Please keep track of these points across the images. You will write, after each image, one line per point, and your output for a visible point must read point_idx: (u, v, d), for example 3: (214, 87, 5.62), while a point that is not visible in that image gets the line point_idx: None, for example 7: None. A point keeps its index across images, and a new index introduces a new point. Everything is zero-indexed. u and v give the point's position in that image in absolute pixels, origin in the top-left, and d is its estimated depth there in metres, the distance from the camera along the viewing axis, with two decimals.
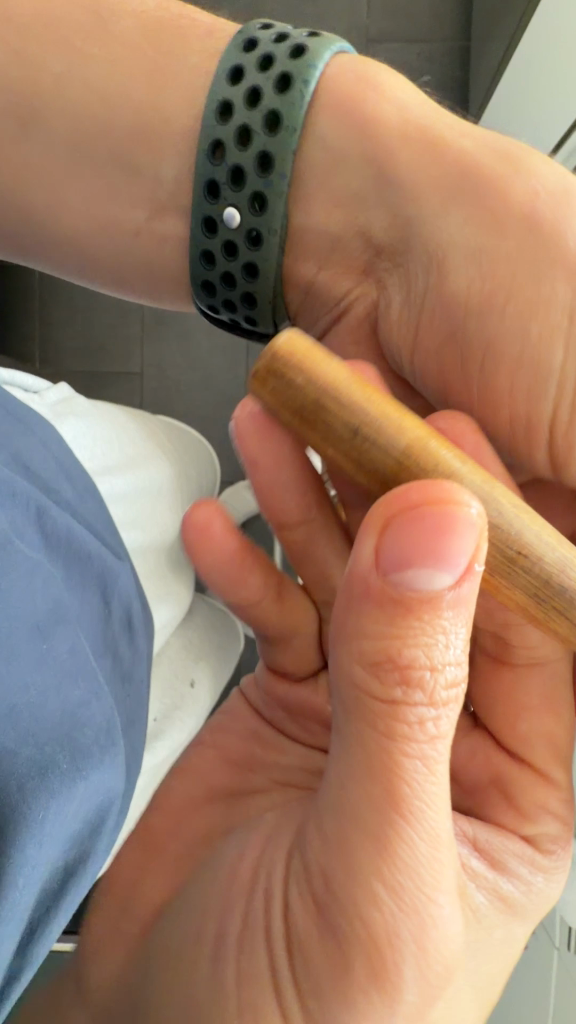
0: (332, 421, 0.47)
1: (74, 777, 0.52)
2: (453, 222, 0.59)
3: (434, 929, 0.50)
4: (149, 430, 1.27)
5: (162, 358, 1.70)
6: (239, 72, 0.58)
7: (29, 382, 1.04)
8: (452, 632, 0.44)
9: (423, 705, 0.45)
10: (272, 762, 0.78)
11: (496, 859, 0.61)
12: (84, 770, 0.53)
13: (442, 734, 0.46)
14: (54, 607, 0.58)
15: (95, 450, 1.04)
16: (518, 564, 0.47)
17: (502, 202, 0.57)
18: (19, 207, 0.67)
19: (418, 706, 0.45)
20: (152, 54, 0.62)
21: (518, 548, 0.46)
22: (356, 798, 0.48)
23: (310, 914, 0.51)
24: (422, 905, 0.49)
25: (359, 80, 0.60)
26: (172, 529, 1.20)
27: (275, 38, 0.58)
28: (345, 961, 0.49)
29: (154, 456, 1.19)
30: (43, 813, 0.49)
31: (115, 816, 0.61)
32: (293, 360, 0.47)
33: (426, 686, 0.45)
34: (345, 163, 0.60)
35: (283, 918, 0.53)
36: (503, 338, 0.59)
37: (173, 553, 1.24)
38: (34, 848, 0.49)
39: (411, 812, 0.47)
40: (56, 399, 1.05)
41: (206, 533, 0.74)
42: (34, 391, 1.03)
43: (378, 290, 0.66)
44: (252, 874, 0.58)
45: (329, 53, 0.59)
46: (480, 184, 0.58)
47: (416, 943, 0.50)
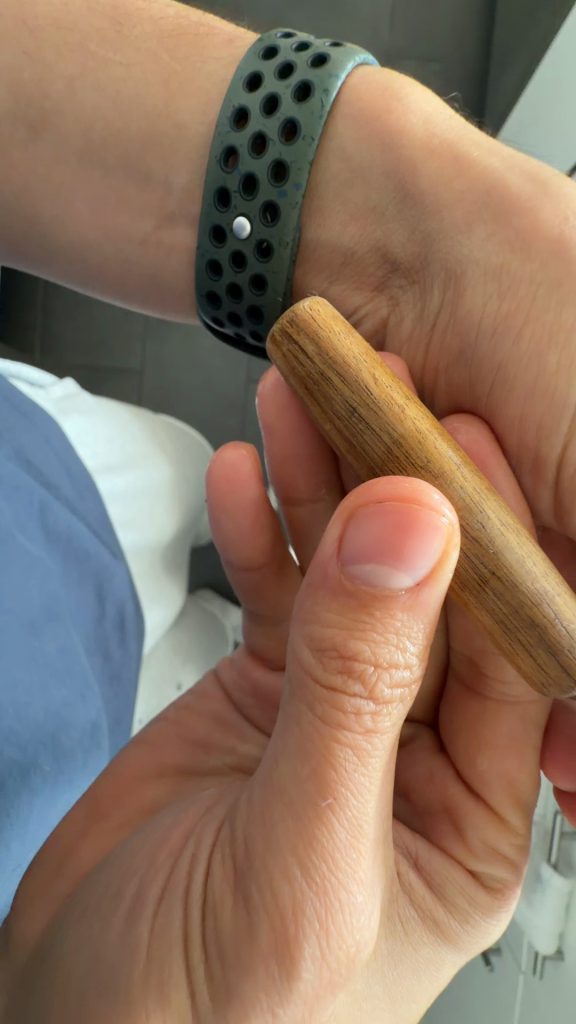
0: (335, 395, 0.46)
1: (55, 777, 0.73)
2: (474, 239, 0.58)
3: (350, 909, 0.43)
4: (152, 425, 1.20)
5: (166, 363, 1.70)
6: (258, 80, 0.58)
7: (35, 376, 1.05)
8: (406, 632, 0.40)
9: (362, 697, 0.41)
10: (230, 747, 0.68)
11: (434, 882, 0.58)
12: (65, 767, 0.75)
13: (382, 743, 0.43)
14: (48, 607, 0.80)
15: (95, 449, 1.03)
16: (492, 585, 0.44)
17: (530, 223, 0.57)
18: (23, 211, 0.67)
19: (374, 682, 0.42)
20: (168, 63, 0.63)
21: (493, 566, 0.44)
22: (287, 773, 0.43)
23: (229, 882, 0.44)
24: (339, 897, 0.42)
25: (384, 96, 0.60)
26: (173, 529, 1.16)
27: (294, 47, 0.58)
28: (260, 935, 0.41)
29: (155, 454, 1.14)
30: (22, 805, 0.69)
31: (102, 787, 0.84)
32: (322, 333, 0.46)
33: (368, 679, 0.41)
34: (364, 178, 0.60)
35: (202, 885, 0.45)
36: (525, 352, 0.57)
37: (173, 550, 1.20)
38: (19, 840, 0.69)
39: (344, 802, 0.42)
40: (61, 395, 1.05)
41: (234, 478, 0.64)
42: (39, 386, 1.04)
43: (389, 305, 0.65)
44: (183, 839, 0.49)
45: (352, 63, 0.59)
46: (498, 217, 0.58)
47: (326, 939, 0.42)
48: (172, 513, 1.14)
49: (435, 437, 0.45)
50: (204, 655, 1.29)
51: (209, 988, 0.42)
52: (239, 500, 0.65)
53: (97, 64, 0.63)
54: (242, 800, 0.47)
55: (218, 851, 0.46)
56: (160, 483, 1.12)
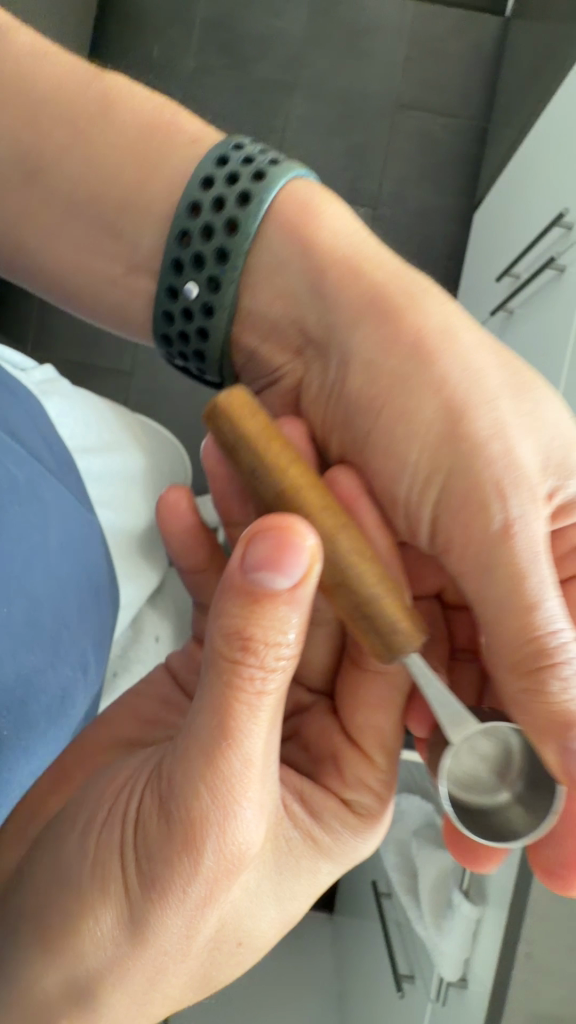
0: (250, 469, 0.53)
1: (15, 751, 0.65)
2: (357, 336, 0.63)
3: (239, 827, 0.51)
4: (125, 416, 1.22)
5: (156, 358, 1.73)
6: (210, 177, 0.64)
7: (16, 361, 1.09)
8: (289, 625, 0.47)
9: (256, 666, 0.47)
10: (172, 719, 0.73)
11: (315, 809, 0.62)
12: (24, 740, 0.66)
13: (268, 705, 0.49)
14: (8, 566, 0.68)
15: (73, 428, 1.04)
16: (361, 613, 0.51)
17: (397, 326, 0.61)
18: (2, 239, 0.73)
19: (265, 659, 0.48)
20: (133, 148, 0.67)
21: (359, 595, 0.51)
22: (198, 722, 0.50)
23: (155, 806, 0.51)
24: (228, 815, 0.50)
25: (300, 207, 0.64)
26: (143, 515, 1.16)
27: (242, 159, 0.65)
28: (164, 847, 0.50)
29: (129, 441, 1.17)
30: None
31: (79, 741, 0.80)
32: (234, 418, 0.53)
33: (260, 654, 0.47)
34: (283, 267, 0.65)
35: (136, 810, 0.53)
36: (394, 440, 0.62)
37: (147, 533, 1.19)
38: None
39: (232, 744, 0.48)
40: (41, 378, 1.08)
41: (175, 510, 0.72)
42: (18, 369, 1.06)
43: (303, 367, 0.70)
44: (125, 779, 0.56)
45: (284, 177, 0.65)
46: (387, 317, 0.62)
47: (218, 846, 0.50)
48: (144, 498, 1.15)
49: (315, 492, 0.52)
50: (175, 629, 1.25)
51: (138, 885, 0.50)
52: (180, 526, 0.72)
53: (99, 99, 0.68)
54: (170, 748, 0.54)
55: (137, 795, 0.54)
56: (136, 475, 1.15)
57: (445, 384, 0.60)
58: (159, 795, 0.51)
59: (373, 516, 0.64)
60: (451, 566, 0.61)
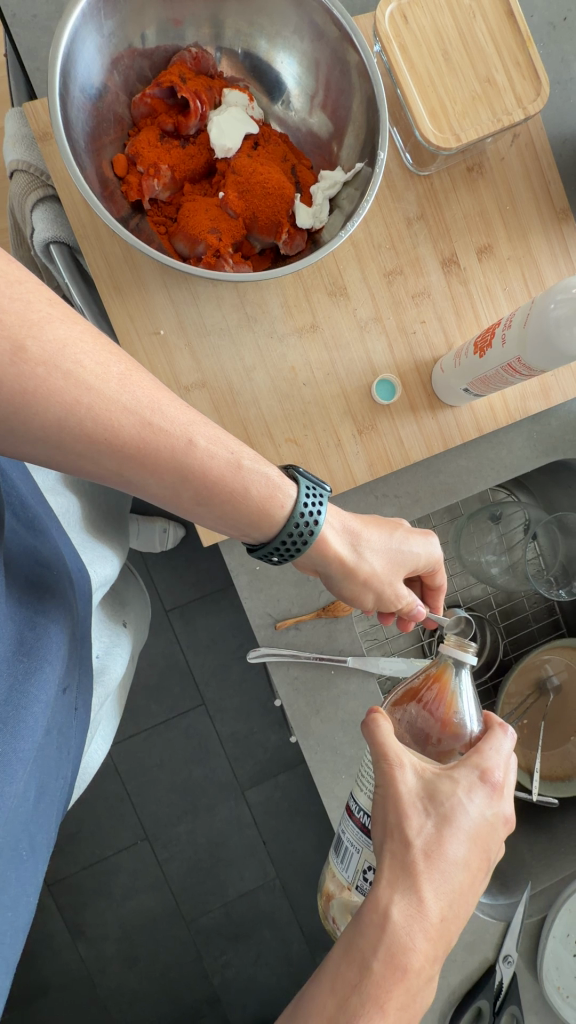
0: None
1: None
2: (199, 464, 0.40)
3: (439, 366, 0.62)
4: None
5: None
6: None
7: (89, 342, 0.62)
8: (466, 349, 0.58)
9: (469, 348, 0.57)
10: None
11: (490, 379, 0.56)
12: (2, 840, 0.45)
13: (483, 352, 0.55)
14: (21, 501, 0.52)
15: None
16: (447, 365, 0.60)
17: (163, 462, 0.39)
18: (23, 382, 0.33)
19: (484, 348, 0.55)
20: None
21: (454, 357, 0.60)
22: (424, 348, 0.64)
23: (421, 385, 0.64)
24: (493, 351, 0.53)
25: None
26: None
27: None
28: (411, 729, 0.50)
29: None
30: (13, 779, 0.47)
31: (72, 737, 0.59)
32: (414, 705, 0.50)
33: (477, 341, 0.56)
34: (168, 469, 0.40)
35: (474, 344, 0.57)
36: None
37: (102, 531, 0.74)
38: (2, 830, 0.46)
39: (284, 408, 0.62)
40: None
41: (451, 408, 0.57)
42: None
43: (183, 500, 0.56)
44: (426, 363, 0.64)
45: None
46: (83, 443, 0.37)
47: (360, 821, 0.50)
48: (83, 547, 0.66)
49: (178, 151, 0.55)
50: (109, 688, 0.72)
51: (440, 374, 0.61)
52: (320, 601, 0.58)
53: None
54: (487, 360, 0.54)
55: (473, 344, 0.56)
56: (66, 481, 0.67)
57: (205, 460, 0.40)
58: (453, 357, 0.60)
59: (173, 474, 0.40)
60: (175, 354, 0.60)
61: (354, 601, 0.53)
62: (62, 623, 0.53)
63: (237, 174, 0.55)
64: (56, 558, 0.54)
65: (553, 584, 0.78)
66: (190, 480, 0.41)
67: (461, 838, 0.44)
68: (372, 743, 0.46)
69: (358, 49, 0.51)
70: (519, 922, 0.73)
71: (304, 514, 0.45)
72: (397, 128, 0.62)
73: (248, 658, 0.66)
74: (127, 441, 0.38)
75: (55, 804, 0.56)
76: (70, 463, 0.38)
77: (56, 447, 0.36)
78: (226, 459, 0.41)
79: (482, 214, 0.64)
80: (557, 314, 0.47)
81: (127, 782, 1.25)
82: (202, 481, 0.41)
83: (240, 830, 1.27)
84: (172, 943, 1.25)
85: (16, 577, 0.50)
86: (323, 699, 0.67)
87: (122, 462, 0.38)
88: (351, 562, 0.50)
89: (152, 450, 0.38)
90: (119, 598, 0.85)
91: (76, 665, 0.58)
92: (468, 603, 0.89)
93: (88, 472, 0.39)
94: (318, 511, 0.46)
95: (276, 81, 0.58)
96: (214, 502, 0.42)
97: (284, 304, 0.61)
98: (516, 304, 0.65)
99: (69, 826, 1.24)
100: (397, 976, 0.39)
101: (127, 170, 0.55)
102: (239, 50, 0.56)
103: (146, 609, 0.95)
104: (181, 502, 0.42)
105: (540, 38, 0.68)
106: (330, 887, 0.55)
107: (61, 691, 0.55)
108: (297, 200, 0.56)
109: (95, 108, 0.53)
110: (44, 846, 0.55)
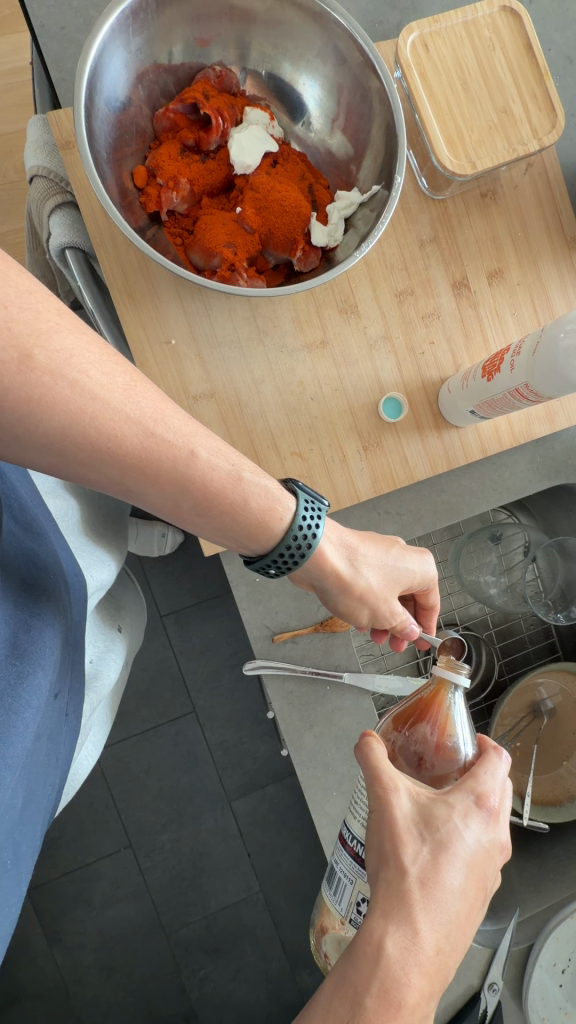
0: None
1: None
2: (200, 475, 0.40)
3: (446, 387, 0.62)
4: None
5: None
6: None
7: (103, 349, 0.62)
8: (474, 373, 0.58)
9: (477, 371, 0.58)
10: None
11: (496, 402, 0.57)
12: None
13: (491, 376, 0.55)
14: (20, 503, 0.52)
15: None
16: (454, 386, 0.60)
17: (164, 473, 0.39)
18: (29, 388, 0.33)
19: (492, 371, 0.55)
20: None
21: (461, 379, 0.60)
22: (432, 369, 0.64)
23: (428, 406, 0.64)
24: (501, 375, 0.54)
25: None
26: None
27: None
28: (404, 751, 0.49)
29: None
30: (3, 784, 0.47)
31: (63, 743, 0.58)
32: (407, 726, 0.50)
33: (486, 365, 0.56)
34: (169, 479, 0.40)
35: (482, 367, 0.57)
36: None
37: (101, 535, 0.73)
38: None
39: (291, 423, 0.62)
40: None
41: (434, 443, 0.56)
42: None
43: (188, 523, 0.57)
44: (433, 383, 0.64)
45: None
46: (85, 451, 0.37)
47: (353, 849, 0.50)
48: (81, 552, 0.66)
49: (198, 165, 0.56)
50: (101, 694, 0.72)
51: (446, 395, 0.62)
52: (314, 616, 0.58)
53: None
54: (495, 384, 0.55)
55: (481, 367, 0.57)
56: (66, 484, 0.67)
57: (205, 472, 0.41)
58: (461, 379, 0.60)
59: (174, 485, 0.40)
60: (185, 362, 0.61)
61: (349, 617, 0.53)
62: (56, 626, 0.53)
63: (255, 191, 0.56)
64: (53, 561, 0.54)
65: (551, 607, 0.78)
66: (191, 492, 0.41)
67: (456, 867, 0.43)
68: (365, 766, 0.46)
69: (380, 76, 0.52)
70: (505, 949, 0.72)
71: (303, 528, 0.45)
72: (413, 153, 0.63)
73: (243, 671, 0.66)
74: (129, 452, 0.38)
75: (43, 812, 0.56)
76: (72, 471, 0.38)
77: (59, 455, 0.37)
78: (227, 472, 0.42)
79: (494, 240, 0.65)
80: (566, 344, 0.48)
81: (113, 788, 1.24)
82: (202, 493, 0.41)
83: (225, 842, 1.26)
84: (151, 955, 1.23)
85: (13, 579, 0.50)
86: (316, 714, 0.67)
87: (123, 471, 0.39)
88: (347, 576, 0.50)
89: (154, 461, 0.39)
90: (116, 603, 0.84)
91: (69, 669, 0.58)
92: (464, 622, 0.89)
93: (88, 480, 0.39)
94: (316, 526, 0.46)
95: (297, 103, 0.59)
96: (213, 514, 0.42)
97: (295, 320, 0.62)
98: (524, 329, 0.65)
99: (51, 830, 1.22)
100: (387, 1009, 0.38)
101: (147, 181, 0.56)
102: (261, 70, 0.57)
103: (142, 614, 0.95)
104: (181, 513, 0.42)
105: (556, 73, 0.69)
106: (323, 920, 0.54)
107: (51, 696, 0.54)
108: (312, 218, 0.57)
109: (119, 120, 0.53)
110: (30, 854, 0.54)
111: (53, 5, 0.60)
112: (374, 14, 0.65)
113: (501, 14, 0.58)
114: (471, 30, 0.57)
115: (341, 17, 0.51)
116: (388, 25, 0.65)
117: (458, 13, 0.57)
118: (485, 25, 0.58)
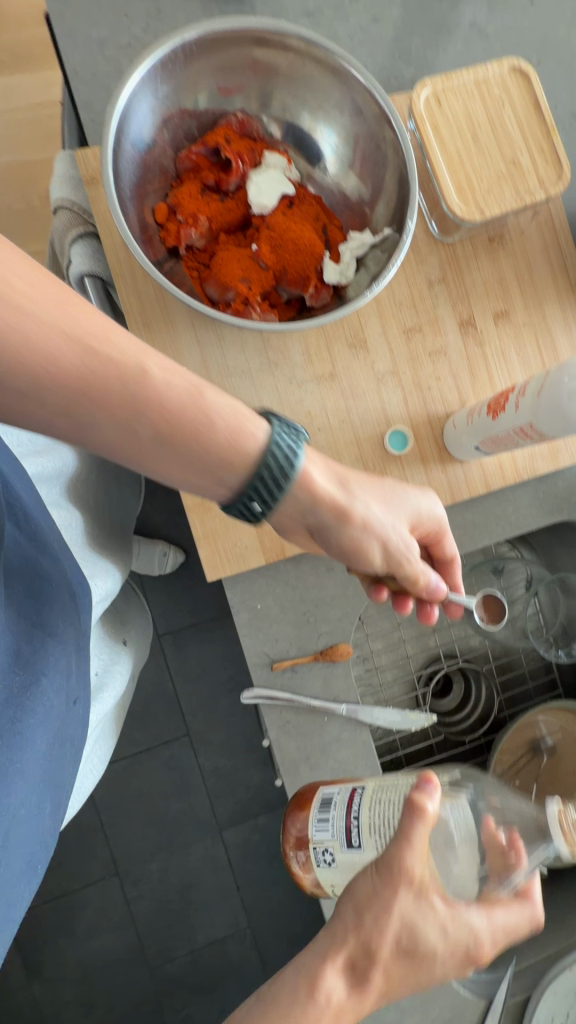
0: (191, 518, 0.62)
1: None
2: (201, 418, 0.41)
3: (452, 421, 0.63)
4: None
5: None
6: None
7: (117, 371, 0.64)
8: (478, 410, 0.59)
9: (483, 408, 0.59)
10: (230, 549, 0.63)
11: (500, 439, 0.58)
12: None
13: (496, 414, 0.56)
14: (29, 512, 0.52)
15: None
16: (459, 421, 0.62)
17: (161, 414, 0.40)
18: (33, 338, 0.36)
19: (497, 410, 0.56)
20: None
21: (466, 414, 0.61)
22: (438, 405, 0.65)
23: (433, 440, 0.65)
24: (505, 413, 0.55)
25: None
26: None
27: None
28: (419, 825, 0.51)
29: None
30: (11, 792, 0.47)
31: (75, 750, 0.58)
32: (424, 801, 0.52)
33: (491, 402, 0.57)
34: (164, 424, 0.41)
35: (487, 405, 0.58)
36: None
37: (106, 551, 0.74)
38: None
39: None
40: None
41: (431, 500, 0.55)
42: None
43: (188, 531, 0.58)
44: (439, 418, 0.65)
45: None
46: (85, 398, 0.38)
47: (349, 820, 0.52)
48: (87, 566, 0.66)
49: (217, 203, 0.58)
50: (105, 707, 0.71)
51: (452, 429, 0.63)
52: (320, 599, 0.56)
53: None
54: (500, 421, 0.56)
55: (486, 405, 0.58)
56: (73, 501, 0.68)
57: (206, 412, 0.41)
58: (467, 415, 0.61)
59: (169, 423, 0.41)
60: None
61: (362, 560, 0.51)
62: (63, 637, 0.53)
63: (271, 230, 0.58)
64: (58, 570, 0.54)
65: (552, 644, 0.78)
66: (187, 428, 0.41)
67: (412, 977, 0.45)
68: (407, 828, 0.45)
69: (394, 128, 0.54)
70: (501, 1001, 0.70)
71: (282, 449, 0.43)
72: (424, 199, 0.65)
73: (241, 700, 0.65)
74: (125, 391, 0.39)
75: (56, 820, 0.56)
76: (76, 419, 0.39)
77: (65, 407, 0.39)
78: (223, 405, 0.42)
79: (501, 283, 0.67)
80: (570, 388, 0.49)
81: (102, 811, 1.21)
82: (199, 430, 0.42)
83: (214, 873, 1.22)
84: (133, 990, 1.19)
85: (21, 588, 0.50)
86: (313, 745, 0.66)
87: (123, 415, 0.40)
88: (344, 502, 0.48)
89: (150, 402, 0.40)
90: (121, 617, 0.84)
91: (83, 675, 0.58)
92: (465, 654, 0.88)
93: (92, 429, 0.40)
94: (295, 448, 0.44)
95: (315, 149, 0.61)
96: (213, 456, 0.43)
97: (305, 353, 0.63)
98: (529, 369, 0.67)
99: None
100: None
101: (167, 217, 0.58)
102: (281, 118, 0.60)
103: (145, 631, 0.95)
104: (184, 459, 0.43)
105: (563, 127, 0.72)
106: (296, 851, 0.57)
107: (70, 702, 0.55)
108: (325, 256, 0.59)
109: (143, 159, 0.56)
110: (39, 863, 0.54)
111: (86, 51, 0.63)
112: (389, 69, 0.68)
113: (511, 75, 0.61)
114: (481, 88, 0.60)
115: (359, 73, 0.54)
116: (403, 79, 0.69)
117: (470, 72, 0.60)
118: (495, 84, 0.60)
